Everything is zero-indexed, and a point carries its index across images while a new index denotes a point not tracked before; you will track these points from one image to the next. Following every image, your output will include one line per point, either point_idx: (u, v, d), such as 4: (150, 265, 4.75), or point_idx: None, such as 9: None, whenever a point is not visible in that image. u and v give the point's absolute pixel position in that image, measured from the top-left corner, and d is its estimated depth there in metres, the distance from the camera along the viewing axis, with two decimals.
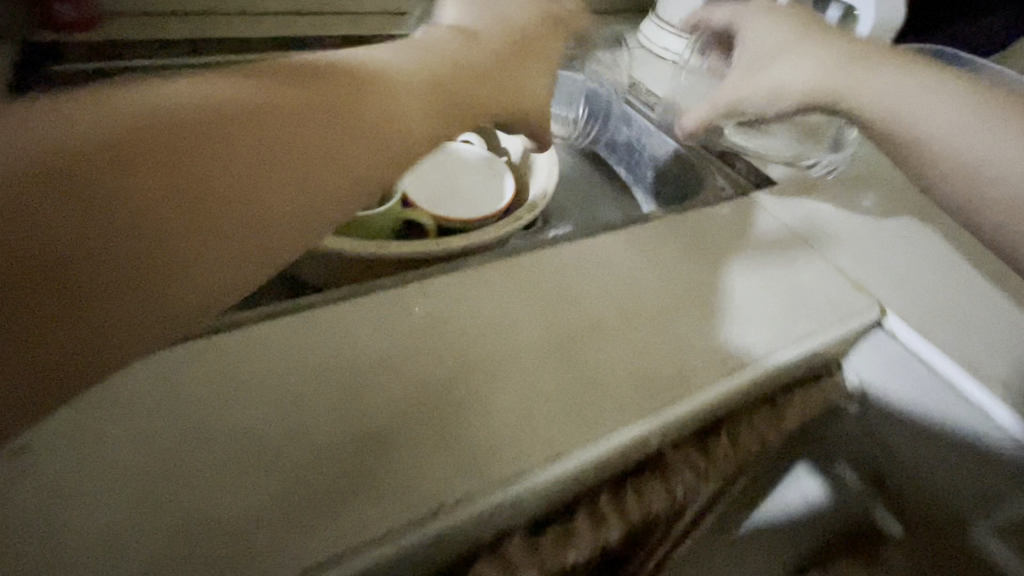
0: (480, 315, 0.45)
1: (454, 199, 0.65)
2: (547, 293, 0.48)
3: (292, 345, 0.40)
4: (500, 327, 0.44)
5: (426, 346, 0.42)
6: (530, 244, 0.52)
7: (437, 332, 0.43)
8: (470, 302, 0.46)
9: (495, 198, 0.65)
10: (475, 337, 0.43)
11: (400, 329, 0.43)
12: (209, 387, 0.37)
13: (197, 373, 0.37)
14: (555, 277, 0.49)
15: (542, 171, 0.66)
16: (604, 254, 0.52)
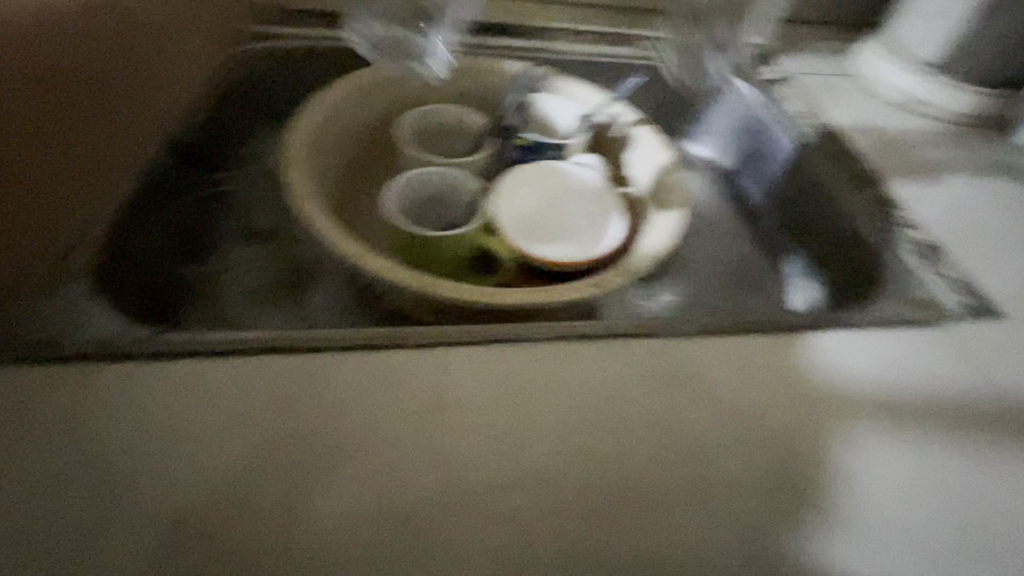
0: (490, 401, 0.38)
1: (556, 230, 0.55)
2: (578, 406, 0.38)
3: (287, 394, 0.36)
4: (509, 439, 0.36)
5: (421, 439, 0.36)
6: (587, 328, 0.42)
7: (439, 424, 0.37)
8: (483, 394, 0.38)
9: (603, 241, 0.54)
10: (476, 442, 0.36)
11: (402, 411, 0.37)
12: (192, 428, 0.35)
13: (193, 400, 0.35)
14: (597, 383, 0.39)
15: (662, 225, 0.54)
16: (673, 371, 0.41)
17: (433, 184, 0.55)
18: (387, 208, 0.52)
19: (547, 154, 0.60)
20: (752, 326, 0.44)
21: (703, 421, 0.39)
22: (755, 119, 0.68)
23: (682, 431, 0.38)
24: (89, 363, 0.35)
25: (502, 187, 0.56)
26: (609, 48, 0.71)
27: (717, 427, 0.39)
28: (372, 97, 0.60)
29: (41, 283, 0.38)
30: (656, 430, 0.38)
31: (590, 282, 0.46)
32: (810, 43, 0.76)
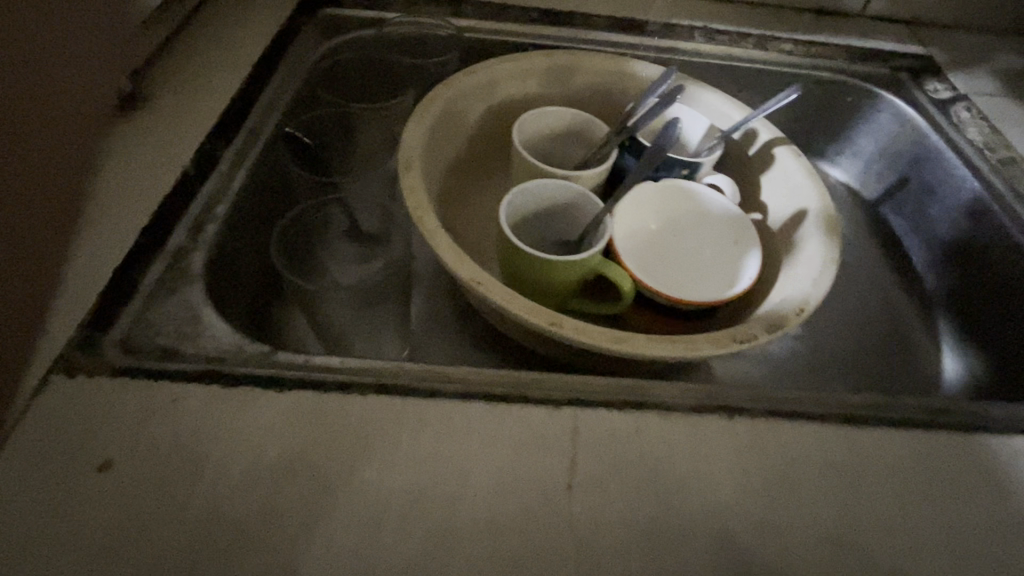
0: (605, 461, 0.29)
1: (673, 257, 0.53)
2: (756, 496, 0.29)
3: (407, 445, 0.29)
4: (668, 533, 0.27)
5: (559, 527, 0.27)
6: (748, 400, 0.33)
7: (576, 508, 0.28)
8: (631, 472, 0.29)
9: (729, 273, 0.50)
10: (627, 533, 0.27)
11: (537, 474, 0.28)
12: (295, 471, 0.28)
13: (299, 442, 0.29)
14: (768, 472, 0.30)
15: (811, 269, 0.45)
16: (866, 474, 0.31)
17: (550, 200, 0.51)
18: (503, 225, 0.47)
19: (674, 173, 0.54)
20: (945, 420, 0.33)
21: (902, 540, 0.29)
22: (912, 145, 0.60)
23: (886, 558, 0.28)
24: (186, 384, 0.30)
25: (621, 209, 0.52)
26: (752, 54, 0.63)
27: (918, 545, 0.29)
28: (492, 97, 0.55)
29: (154, 279, 0.35)
30: (837, 544, 0.28)
31: (733, 335, 0.39)
32: (985, 58, 0.66)
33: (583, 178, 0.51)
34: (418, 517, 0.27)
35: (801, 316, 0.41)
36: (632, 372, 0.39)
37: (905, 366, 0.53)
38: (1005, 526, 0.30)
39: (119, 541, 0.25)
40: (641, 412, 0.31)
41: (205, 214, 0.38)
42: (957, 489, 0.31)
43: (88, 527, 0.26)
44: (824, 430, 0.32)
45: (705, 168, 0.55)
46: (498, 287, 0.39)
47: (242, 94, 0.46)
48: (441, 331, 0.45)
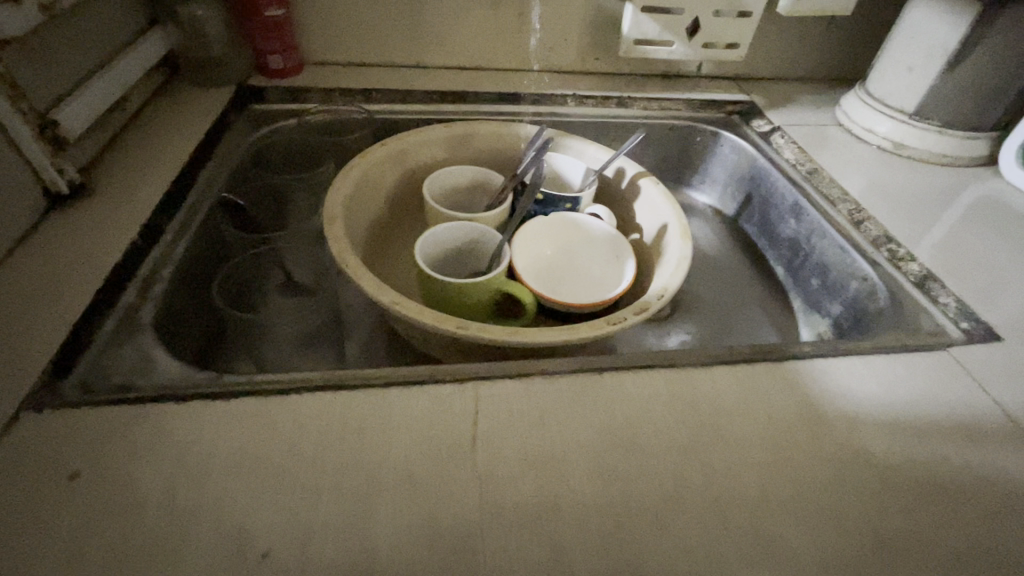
0: (502, 419, 0.37)
1: (568, 276, 0.64)
2: (623, 427, 0.37)
3: (338, 428, 0.36)
4: (554, 465, 0.35)
5: (466, 470, 0.34)
6: (617, 361, 0.41)
7: (479, 455, 0.35)
8: (522, 424, 0.37)
9: (613, 280, 0.61)
10: (522, 467, 0.34)
11: (447, 435, 0.36)
12: (246, 460, 0.34)
13: (248, 438, 0.35)
14: (631, 412, 0.38)
15: (671, 265, 0.56)
16: (707, 401, 0.40)
17: (458, 238, 0.60)
18: (419, 260, 0.55)
19: (560, 207, 0.65)
20: (765, 357, 0.43)
21: (735, 447, 0.37)
22: (748, 168, 0.75)
23: (723, 458, 0.37)
24: (144, 408, 0.36)
25: (518, 243, 0.62)
26: (614, 111, 0.78)
27: (748, 447, 0.37)
28: (404, 163, 0.65)
29: (109, 331, 0.40)
30: (686, 455, 0.36)
31: (608, 320, 0.48)
32: (794, 100, 0.84)
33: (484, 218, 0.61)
34: (352, 478, 0.33)
35: (660, 301, 0.51)
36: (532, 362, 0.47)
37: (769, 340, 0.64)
38: (814, 427, 0.39)
39: (91, 537, 0.30)
40: (527, 380, 0.39)
41: (152, 275, 0.45)
42: (779, 403, 0.40)
43: (61, 530, 0.30)
44: (677, 373, 0.41)
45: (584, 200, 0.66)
46: (413, 305, 0.47)
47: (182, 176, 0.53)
48: (373, 357, 0.52)
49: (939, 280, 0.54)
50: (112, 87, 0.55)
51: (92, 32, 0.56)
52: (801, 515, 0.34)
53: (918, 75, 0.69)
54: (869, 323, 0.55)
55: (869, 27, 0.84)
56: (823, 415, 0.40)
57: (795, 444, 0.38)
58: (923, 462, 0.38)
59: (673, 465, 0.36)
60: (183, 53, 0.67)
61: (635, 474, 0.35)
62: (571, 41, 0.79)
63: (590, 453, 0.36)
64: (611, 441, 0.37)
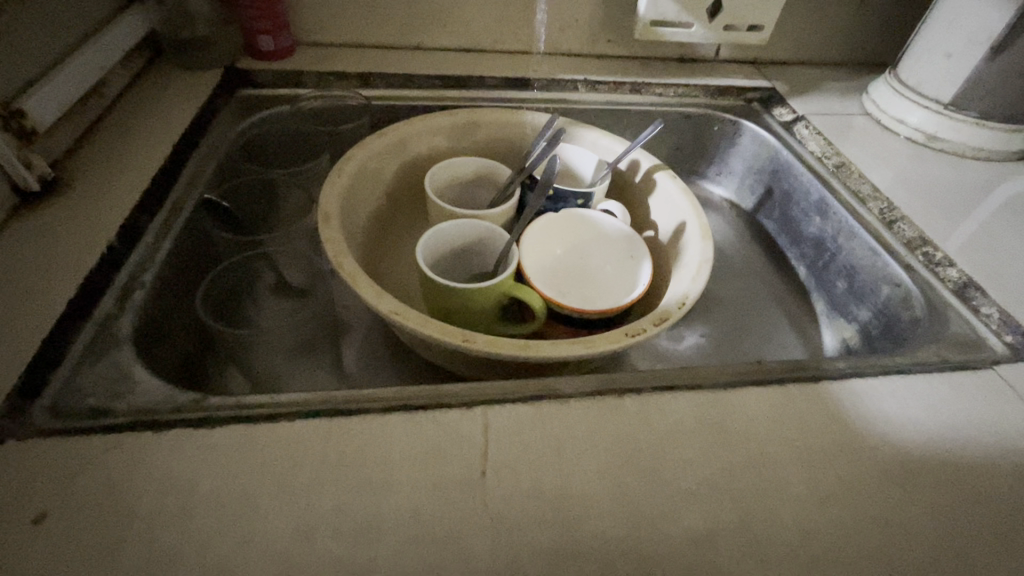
0: (515, 449, 0.33)
1: (579, 278, 0.60)
2: (645, 458, 0.34)
3: (334, 458, 0.32)
4: (572, 501, 0.32)
5: (476, 507, 0.31)
6: (638, 381, 0.38)
7: (488, 489, 0.32)
8: (536, 453, 0.33)
9: (628, 282, 0.57)
10: (537, 503, 0.31)
11: (456, 467, 0.32)
12: (231, 497, 0.30)
13: (235, 470, 0.31)
14: (656, 439, 0.35)
15: (691, 269, 0.53)
16: (737, 426, 0.37)
17: (462, 237, 0.56)
18: (421, 262, 0.52)
19: (571, 203, 0.61)
20: (798, 375, 0.40)
21: (767, 479, 0.34)
22: (770, 161, 0.71)
23: (758, 492, 0.34)
24: (119, 437, 0.32)
25: (526, 242, 0.58)
26: (628, 98, 0.73)
27: (783, 480, 0.34)
28: (405, 154, 0.61)
29: (83, 347, 0.36)
30: (715, 491, 0.33)
31: (626, 332, 0.44)
32: (818, 86, 0.80)
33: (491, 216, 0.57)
34: (351, 518, 0.30)
35: (681, 309, 0.48)
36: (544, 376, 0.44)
37: (791, 346, 0.60)
38: (853, 456, 0.36)
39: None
40: (542, 402, 0.36)
41: (131, 282, 0.41)
42: (815, 427, 0.37)
43: None
44: (703, 395, 0.38)
45: (597, 195, 0.62)
46: (415, 315, 0.43)
47: (163, 171, 0.49)
48: (373, 368, 0.49)
49: (979, 287, 0.51)
50: (87, 72, 0.50)
51: (63, 8, 0.51)
52: (842, 558, 0.31)
53: (956, 61, 0.64)
54: (902, 332, 0.52)
55: (900, 8, 0.78)
56: (862, 441, 0.37)
57: (832, 474, 0.35)
58: (972, 495, 0.35)
59: (702, 500, 0.33)
60: (165, 33, 0.62)
61: (660, 512, 0.32)
62: (582, 22, 0.74)
63: (611, 487, 0.33)
64: (634, 473, 0.33)
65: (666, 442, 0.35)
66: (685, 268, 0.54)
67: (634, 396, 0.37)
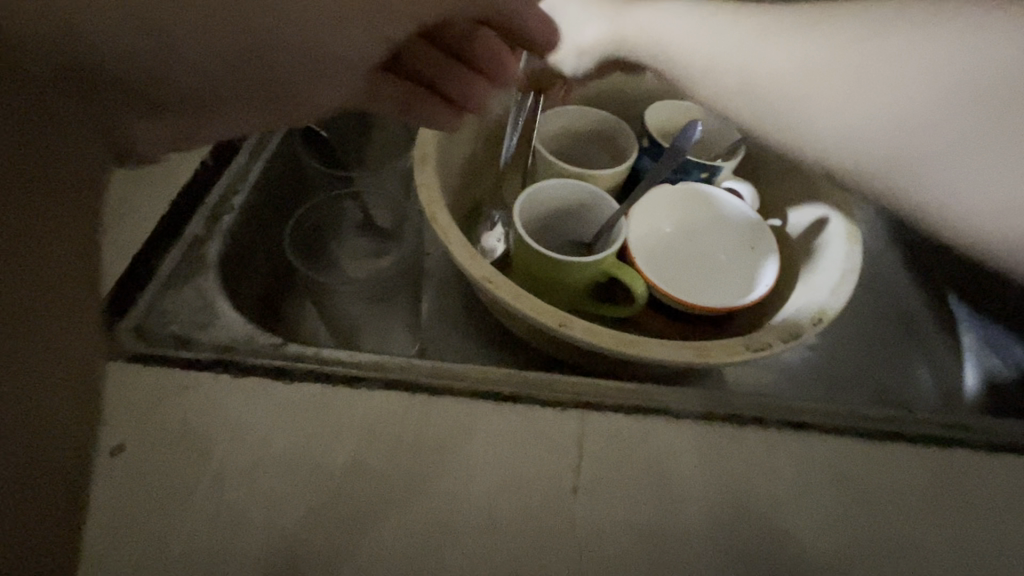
0: (611, 468, 0.30)
1: (687, 263, 0.52)
2: (748, 498, 0.31)
3: (413, 441, 0.30)
4: (663, 532, 0.29)
5: (561, 519, 0.29)
6: (756, 410, 0.33)
7: (578, 511, 0.29)
8: (629, 471, 0.30)
9: (744, 280, 0.49)
10: (626, 527, 0.29)
11: (542, 472, 0.30)
12: (301, 465, 0.29)
13: (309, 433, 0.30)
14: (767, 481, 0.31)
15: (829, 277, 0.44)
16: (863, 481, 0.32)
17: (562, 201, 0.50)
18: (516, 223, 0.46)
19: (695, 176, 0.54)
20: (949, 433, 0.34)
21: (889, 546, 0.30)
22: None
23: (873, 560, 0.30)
24: (196, 371, 0.31)
25: (634, 213, 0.51)
26: None
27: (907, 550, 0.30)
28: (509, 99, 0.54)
29: (171, 267, 0.36)
30: (828, 547, 0.30)
31: (747, 344, 0.38)
32: None
33: (596, 183, 0.50)
34: (428, 499, 0.29)
35: (815, 326, 0.40)
36: (641, 374, 0.39)
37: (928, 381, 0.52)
38: (991, 533, 0.32)
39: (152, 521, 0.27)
40: (644, 414, 0.32)
41: (222, 207, 0.40)
42: (956, 494, 0.32)
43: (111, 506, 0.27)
44: (826, 436, 0.33)
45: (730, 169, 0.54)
46: (510, 289, 0.39)
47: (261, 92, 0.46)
48: (448, 326, 0.45)
49: None
50: None
51: None
52: None
53: None
54: None
55: None
56: (1010, 525, 0.32)
57: (964, 550, 0.31)
58: None
59: (803, 547, 0.30)
60: None
61: (759, 552, 0.29)
62: None
63: (712, 519, 0.30)
64: (735, 506, 0.30)
65: (772, 484, 0.31)
66: (816, 274, 0.46)
67: (749, 426, 0.33)
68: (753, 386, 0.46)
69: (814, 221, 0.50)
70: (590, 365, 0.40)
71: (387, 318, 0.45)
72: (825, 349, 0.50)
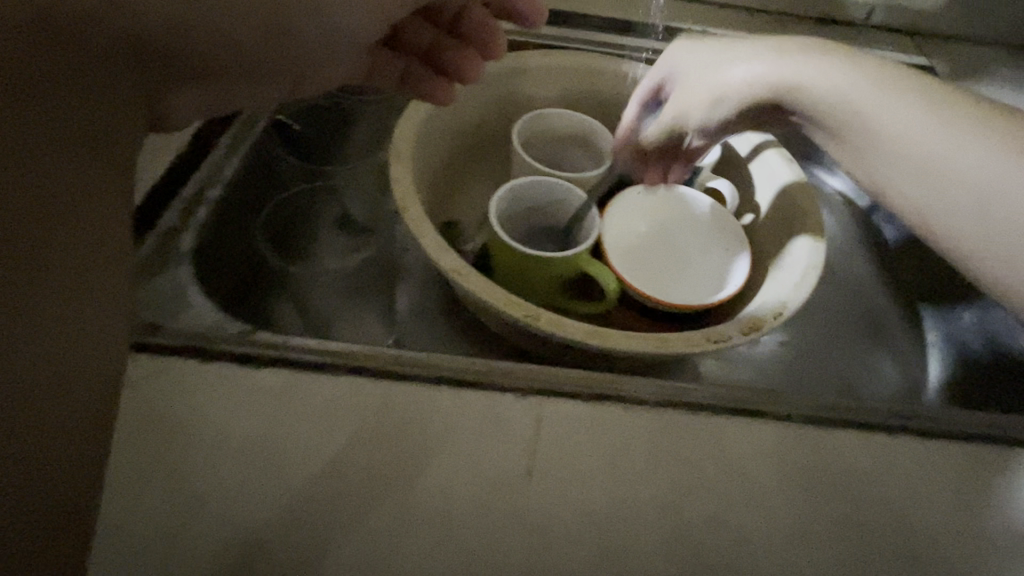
0: (569, 452, 0.31)
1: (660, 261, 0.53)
2: (700, 480, 0.32)
3: (375, 426, 0.31)
4: (615, 511, 0.30)
5: (518, 498, 0.30)
6: (710, 398, 0.34)
7: (536, 492, 0.31)
8: (586, 455, 0.32)
9: (714, 277, 0.51)
10: (580, 505, 0.30)
11: (501, 455, 0.31)
12: (264, 448, 0.30)
13: (273, 416, 0.31)
14: (718, 464, 0.32)
15: (793, 273, 0.46)
16: (810, 464, 0.33)
17: (537, 197, 0.51)
18: (489, 218, 0.47)
19: (673, 176, 0.55)
20: (898, 421, 0.35)
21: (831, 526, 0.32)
22: None
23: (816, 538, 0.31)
24: (165, 357, 0.32)
25: (608, 212, 0.52)
26: None
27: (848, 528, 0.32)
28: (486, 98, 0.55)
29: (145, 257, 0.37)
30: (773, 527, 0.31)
31: (708, 336, 0.39)
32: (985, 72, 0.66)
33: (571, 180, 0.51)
34: (391, 477, 0.30)
35: (776, 320, 0.41)
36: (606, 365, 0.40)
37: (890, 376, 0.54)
38: (931, 513, 0.33)
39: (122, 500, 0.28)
40: (603, 401, 0.33)
41: (197, 198, 0.41)
42: (901, 477, 0.34)
43: None
44: (779, 424, 0.34)
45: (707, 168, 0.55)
46: (479, 282, 0.39)
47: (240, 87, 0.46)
48: (422, 319, 0.46)
49: None
50: None
51: None
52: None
53: None
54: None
55: None
56: (950, 506, 0.33)
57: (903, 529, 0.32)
58: None
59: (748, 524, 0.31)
60: None
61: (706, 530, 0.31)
62: None
63: (663, 498, 0.31)
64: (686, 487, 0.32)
65: (724, 468, 0.32)
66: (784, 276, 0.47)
67: (704, 413, 0.34)
68: (719, 379, 0.47)
69: (783, 219, 0.52)
70: (558, 355, 0.41)
71: (361, 310, 0.46)
72: (792, 343, 0.51)
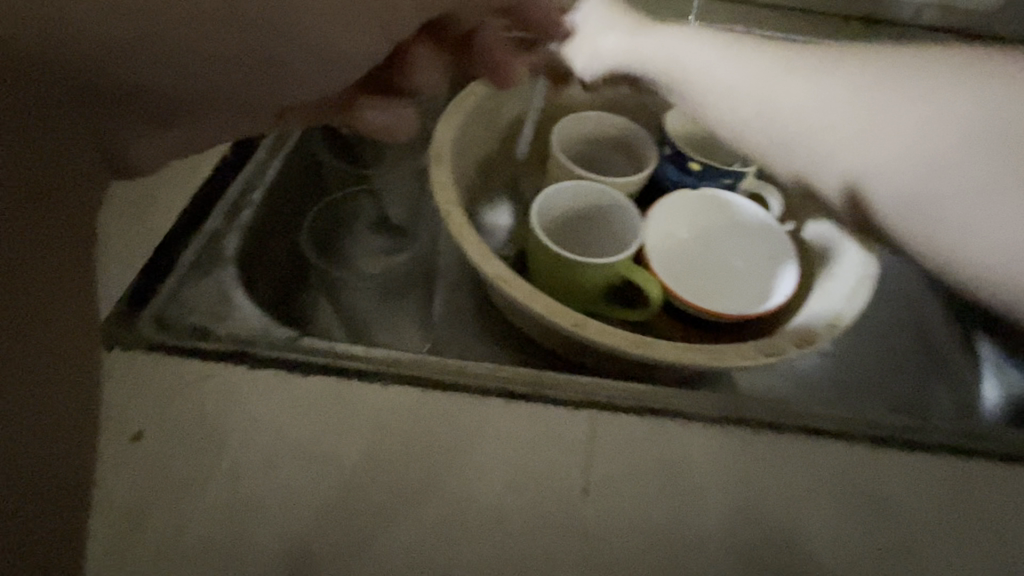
0: (621, 467, 0.31)
1: (703, 269, 0.52)
2: (757, 497, 0.31)
3: (423, 436, 0.31)
4: (671, 529, 0.29)
5: (570, 513, 0.29)
6: (766, 413, 0.33)
7: (588, 507, 0.29)
8: (640, 470, 0.31)
9: (760, 286, 0.49)
10: (634, 522, 0.29)
11: (551, 468, 0.30)
12: (313, 456, 0.30)
13: (322, 424, 0.30)
14: (776, 482, 0.31)
15: (846, 284, 0.44)
16: (871, 484, 0.32)
17: (576, 202, 0.50)
18: (530, 223, 0.47)
19: (719, 182, 0.53)
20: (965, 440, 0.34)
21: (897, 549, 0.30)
22: None
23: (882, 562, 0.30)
24: (214, 361, 0.32)
25: (649, 217, 0.51)
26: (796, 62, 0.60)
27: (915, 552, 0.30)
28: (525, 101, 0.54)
29: (192, 258, 0.37)
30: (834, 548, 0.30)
31: (762, 348, 0.38)
32: None
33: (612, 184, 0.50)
34: (439, 487, 0.30)
35: (830, 332, 0.40)
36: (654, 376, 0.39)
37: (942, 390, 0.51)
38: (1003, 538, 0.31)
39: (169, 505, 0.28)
40: (657, 415, 0.32)
41: (242, 200, 0.41)
42: (970, 500, 0.32)
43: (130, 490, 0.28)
44: (837, 440, 0.33)
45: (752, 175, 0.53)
46: (524, 287, 0.39)
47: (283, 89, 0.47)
48: (461, 324, 0.45)
49: None
50: None
51: None
52: None
53: None
54: None
55: None
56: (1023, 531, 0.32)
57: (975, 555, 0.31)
58: None
59: (808, 545, 0.30)
60: None
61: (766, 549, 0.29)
62: None
63: (718, 515, 0.30)
64: (743, 504, 0.30)
65: (782, 486, 0.31)
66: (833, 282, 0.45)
67: (762, 428, 0.32)
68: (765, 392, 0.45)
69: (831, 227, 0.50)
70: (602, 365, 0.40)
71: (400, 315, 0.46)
72: (840, 355, 0.50)
